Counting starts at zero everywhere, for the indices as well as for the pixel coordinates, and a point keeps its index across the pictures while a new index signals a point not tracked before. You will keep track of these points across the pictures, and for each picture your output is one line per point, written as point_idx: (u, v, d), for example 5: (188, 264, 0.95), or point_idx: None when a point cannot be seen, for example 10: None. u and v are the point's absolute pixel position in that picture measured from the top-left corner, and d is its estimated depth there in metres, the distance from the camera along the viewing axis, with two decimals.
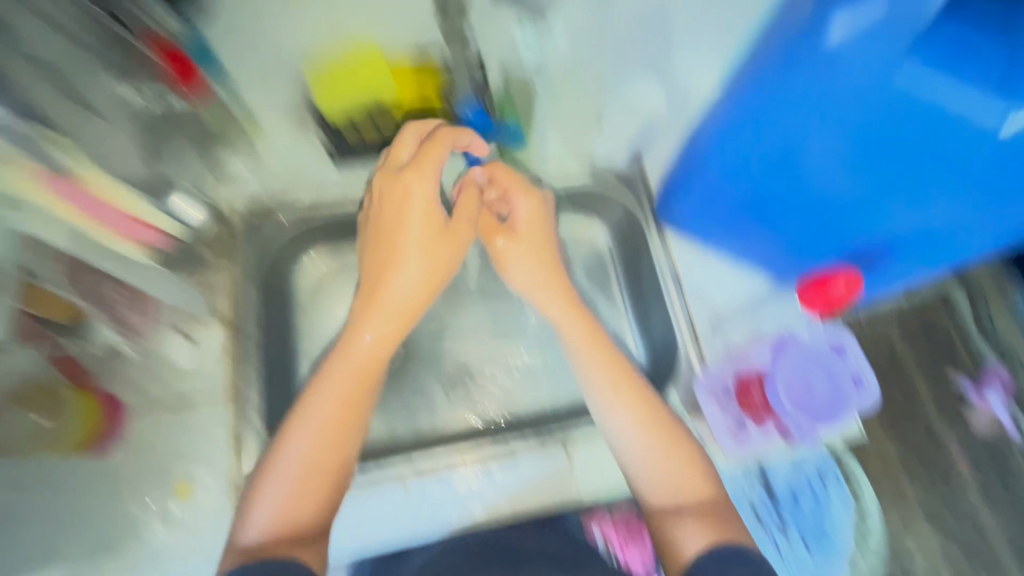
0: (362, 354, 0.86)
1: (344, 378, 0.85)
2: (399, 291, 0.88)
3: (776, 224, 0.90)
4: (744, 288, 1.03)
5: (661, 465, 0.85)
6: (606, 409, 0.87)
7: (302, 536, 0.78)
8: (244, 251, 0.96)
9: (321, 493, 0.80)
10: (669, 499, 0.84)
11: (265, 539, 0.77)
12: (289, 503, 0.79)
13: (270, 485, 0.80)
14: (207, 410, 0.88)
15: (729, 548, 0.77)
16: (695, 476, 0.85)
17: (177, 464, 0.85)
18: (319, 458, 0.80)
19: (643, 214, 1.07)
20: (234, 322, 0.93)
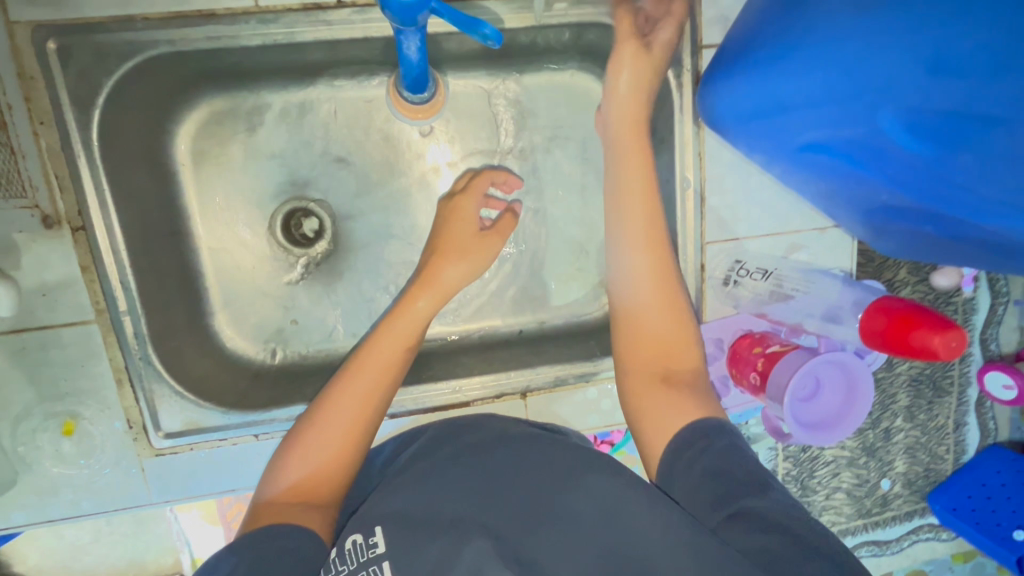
0: (411, 314, 0.72)
1: (386, 343, 0.70)
2: (451, 279, 0.75)
3: (851, 183, 0.63)
4: (787, 215, 0.80)
5: (667, 328, 0.67)
6: (641, 306, 0.68)
7: (313, 503, 0.60)
8: (48, 91, 0.63)
9: (347, 450, 0.63)
10: (653, 359, 0.66)
11: (273, 504, 0.59)
12: (310, 455, 0.62)
13: (311, 441, 0.63)
14: (69, 335, 0.69)
15: (704, 425, 0.58)
16: (677, 326, 0.67)
17: (47, 399, 0.70)
18: (347, 414, 0.65)
19: (681, 97, 0.77)
20: (79, 221, 0.67)
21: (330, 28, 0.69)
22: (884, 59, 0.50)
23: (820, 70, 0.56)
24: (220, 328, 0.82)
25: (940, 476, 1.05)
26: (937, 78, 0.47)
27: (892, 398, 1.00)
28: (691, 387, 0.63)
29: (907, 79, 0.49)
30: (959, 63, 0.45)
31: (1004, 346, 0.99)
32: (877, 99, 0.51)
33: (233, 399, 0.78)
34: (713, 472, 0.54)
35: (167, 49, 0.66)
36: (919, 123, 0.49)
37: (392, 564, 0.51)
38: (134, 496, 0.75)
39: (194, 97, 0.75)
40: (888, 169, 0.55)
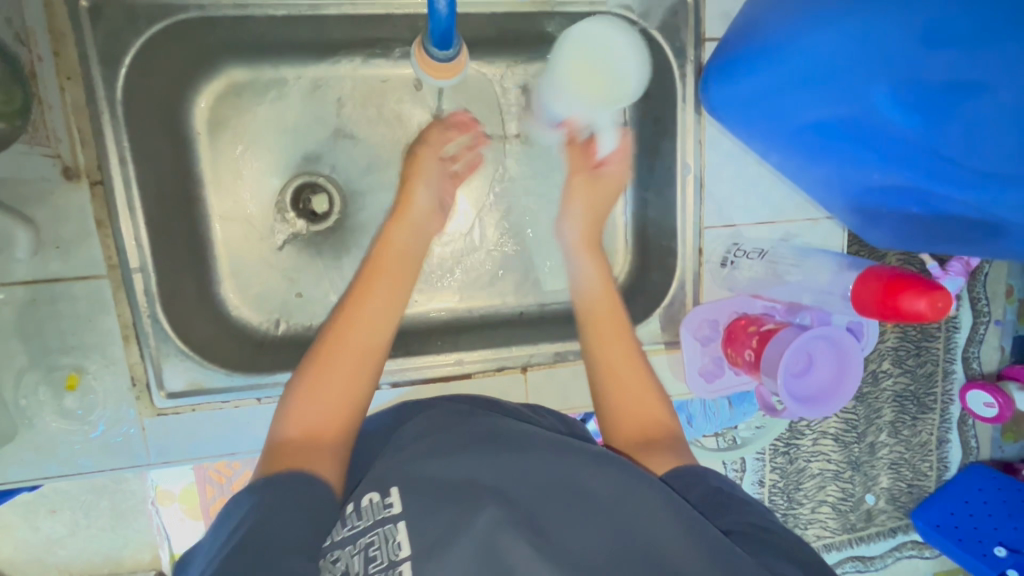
0: (401, 246, 0.75)
1: (383, 281, 0.71)
2: (421, 219, 0.78)
3: (847, 164, 0.67)
4: (781, 204, 0.84)
5: (638, 393, 0.70)
6: (613, 378, 0.71)
7: (326, 442, 0.60)
8: (79, 46, 0.66)
9: (353, 390, 0.64)
10: (634, 422, 0.67)
11: (286, 445, 0.59)
12: (319, 395, 0.62)
13: (318, 382, 0.63)
14: (80, 288, 0.70)
15: (688, 469, 0.59)
16: (647, 397, 0.69)
17: (52, 351, 0.70)
18: (352, 353, 0.65)
19: (683, 87, 0.81)
20: (98, 175, 0.69)
21: (352, 3, 0.72)
22: (887, 33, 0.55)
23: (824, 47, 0.61)
24: (226, 296, 0.83)
25: (923, 493, 1.07)
26: (933, 50, 0.53)
27: (878, 413, 1.03)
28: (670, 442, 0.65)
29: (909, 48, 0.54)
30: (956, 33, 0.51)
31: (985, 364, 1.03)
32: (878, 70, 0.56)
33: (237, 363, 0.79)
34: (711, 491, 0.56)
35: (196, 14, 0.69)
36: (913, 88, 0.54)
37: (407, 523, 0.52)
38: (133, 456, 0.75)
39: (215, 65, 0.77)
40: (888, 141, 0.58)
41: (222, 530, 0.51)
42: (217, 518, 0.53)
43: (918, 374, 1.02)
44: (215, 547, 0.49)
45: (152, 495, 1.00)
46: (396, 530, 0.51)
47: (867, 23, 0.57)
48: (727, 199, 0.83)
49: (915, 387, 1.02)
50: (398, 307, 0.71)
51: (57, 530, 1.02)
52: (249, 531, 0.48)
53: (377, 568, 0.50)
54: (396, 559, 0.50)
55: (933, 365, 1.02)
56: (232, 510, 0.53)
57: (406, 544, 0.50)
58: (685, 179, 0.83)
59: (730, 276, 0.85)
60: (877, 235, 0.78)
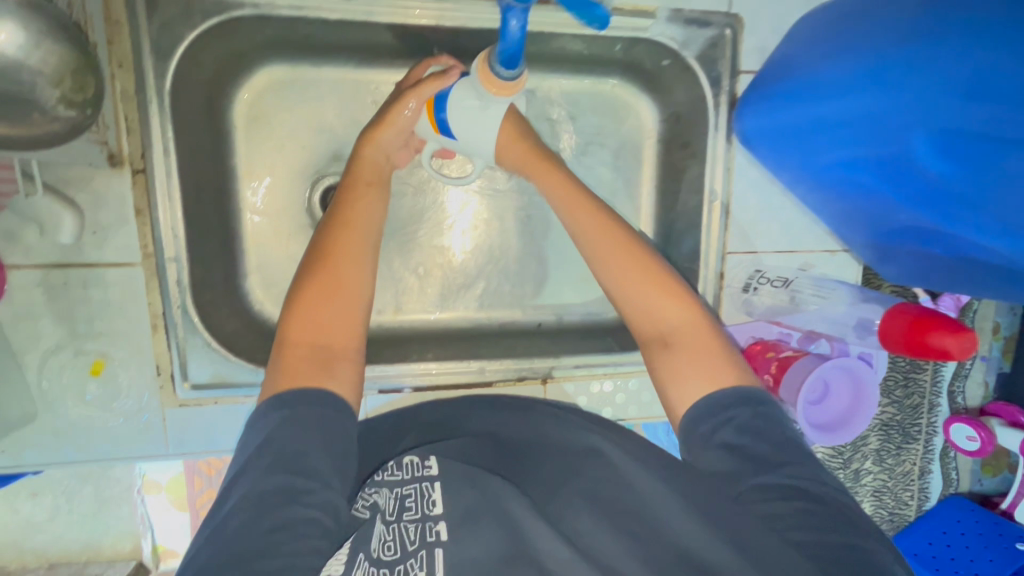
0: (376, 159, 0.72)
1: (369, 193, 0.69)
2: (395, 148, 0.73)
3: (871, 201, 0.70)
4: (802, 235, 0.86)
5: (656, 291, 0.64)
6: (627, 285, 0.65)
7: (338, 350, 0.59)
8: (133, 36, 0.67)
9: (357, 300, 0.62)
10: (657, 323, 0.64)
11: (300, 352, 0.58)
12: (322, 306, 0.60)
13: (323, 296, 0.61)
14: (113, 275, 0.70)
15: (734, 391, 0.58)
16: (667, 294, 0.64)
17: (80, 336, 0.70)
18: (351, 272, 0.63)
19: (716, 115, 0.83)
20: (141, 164, 0.69)
21: (403, 13, 0.74)
22: (932, 77, 0.57)
23: (866, 83, 0.63)
24: (250, 291, 0.81)
25: (904, 522, 1.09)
26: (972, 103, 0.54)
27: (864, 442, 1.05)
28: (702, 344, 0.61)
29: (948, 97, 0.56)
30: (1002, 87, 0.53)
31: (970, 400, 1.06)
32: (916, 115, 0.59)
33: (261, 359, 0.79)
34: (751, 431, 0.55)
35: (250, 12, 0.70)
36: (950, 134, 0.57)
37: (443, 483, 0.57)
38: (150, 446, 0.75)
39: (257, 61, 0.76)
40: (920, 183, 0.62)
41: (249, 448, 0.53)
42: (238, 444, 0.54)
43: (905, 405, 1.04)
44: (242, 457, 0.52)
45: (138, 484, 0.95)
46: (431, 489, 0.56)
47: (912, 66, 0.59)
48: (752, 228, 0.86)
49: (901, 417, 1.05)
50: (382, 220, 0.69)
51: (38, 512, 0.94)
52: (279, 454, 0.50)
53: (410, 517, 0.54)
54: (430, 513, 0.54)
55: (919, 398, 1.04)
56: (254, 428, 0.54)
57: (440, 502, 0.55)
58: (710, 205, 0.85)
59: (748, 301, 0.87)
60: (891, 273, 0.81)
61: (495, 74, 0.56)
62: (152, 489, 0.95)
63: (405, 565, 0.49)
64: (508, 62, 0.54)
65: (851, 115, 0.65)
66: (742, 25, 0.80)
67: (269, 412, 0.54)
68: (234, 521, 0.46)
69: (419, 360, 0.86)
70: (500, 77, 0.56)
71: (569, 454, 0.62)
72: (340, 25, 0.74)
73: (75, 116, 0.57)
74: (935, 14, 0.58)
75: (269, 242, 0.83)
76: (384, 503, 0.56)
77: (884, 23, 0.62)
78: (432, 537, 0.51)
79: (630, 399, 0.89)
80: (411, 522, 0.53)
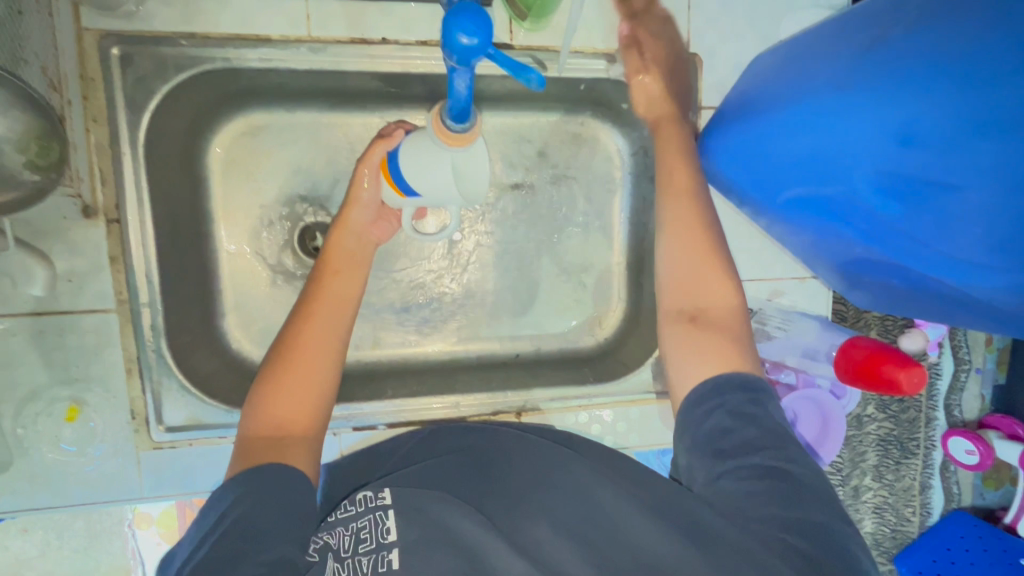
0: (347, 245, 0.75)
1: (339, 278, 0.72)
2: (368, 224, 0.76)
3: (825, 234, 0.72)
4: (771, 262, 0.87)
5: (700, 263, 0.66)
6: (678, 264, 0.67)
7: (295, 437, 0.61)
8: (106, 91, 0.69)
9: (317, 388, 0.64)
10: (690, 294, 0.65)
11: (256, 443, 0.59)
12: (283, 398, 0.62)
13: (286, 377, 0.64)
14: (88, 322, 0.72)
15: (722, 381, 0.58)
16: (712, 274, 0.65)
17: (55, 383, 0.71)
18: (319, 352, 0.66)
19: None
20: (115, 213, 0.71)
21: (370, 61, 0.76)
22: (862, 125, 0.61)
23: (806, 127, 0.66)
24: (227, 330, 0.84)
25: (906, 539, 1.08)
26: (905, 147, 0.59)
27: (863, 457, 1.05)
28: (726, 328, 0.62)
29: (880, 144, 0.60)
30: (924, 138, 0.58)
31: (965, 413, 1.06)
32: (856, 159, 0.62)
33: (237, 400, 0.80)
34: (743, 418, 0.55)
35: (222, 64, 0.72)
36: (891, 177, 0.61)
37: (396, 511, 0.58)
38: (126, 489, 0.76)
39: (236, 108, 0.80)
40: (873, 221, 0.64)
41: (207, 521, 0.53)
42: (200, 516, 0.55)
43: (902, 419, 1.05)
44: (201, 535, 0.52)
45: (129, 518, 0.96)
46: (385, 517, 0.57)
47: (842, 116, 0.62)
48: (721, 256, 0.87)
49: (898, 432, 1.05)
50: (355, 300, 0.72)
51: (25, 553, 0.94)
52: (233, 520, 0.51)
53: (366, 549, 0.55)
54: (383, 542, 0.55)
55: (917, 412, 1.05)
56: (216, 503, 0.55)
57: (393, 529, 0.56)
58: None
59: None
60: (860, 297, 0.80)
61: (448, 127, 0.56)
62: (143, 521, 0.95)
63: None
64: (461, 114, 0.55)
65: (801, 164, 0.68)
66: (700, 62, 0.83)
67: (225, 490, 0.55)
68: None
69: (394, 394, 0.86)
70: (453, 126, 0.56)
71: (529, 470, 0.64)
72: (310, 74, 0.76)
73: (40, 180, 0.58)
74: (867, 62, 0.62)
75: (250, 280, 0.85)
76: (339, 540, 0.57)
77: (823, 75, 0.66)
78: (383, 568, 0.53)
79: (606, 429, 0.90)
80: (366, 554, 0.55)
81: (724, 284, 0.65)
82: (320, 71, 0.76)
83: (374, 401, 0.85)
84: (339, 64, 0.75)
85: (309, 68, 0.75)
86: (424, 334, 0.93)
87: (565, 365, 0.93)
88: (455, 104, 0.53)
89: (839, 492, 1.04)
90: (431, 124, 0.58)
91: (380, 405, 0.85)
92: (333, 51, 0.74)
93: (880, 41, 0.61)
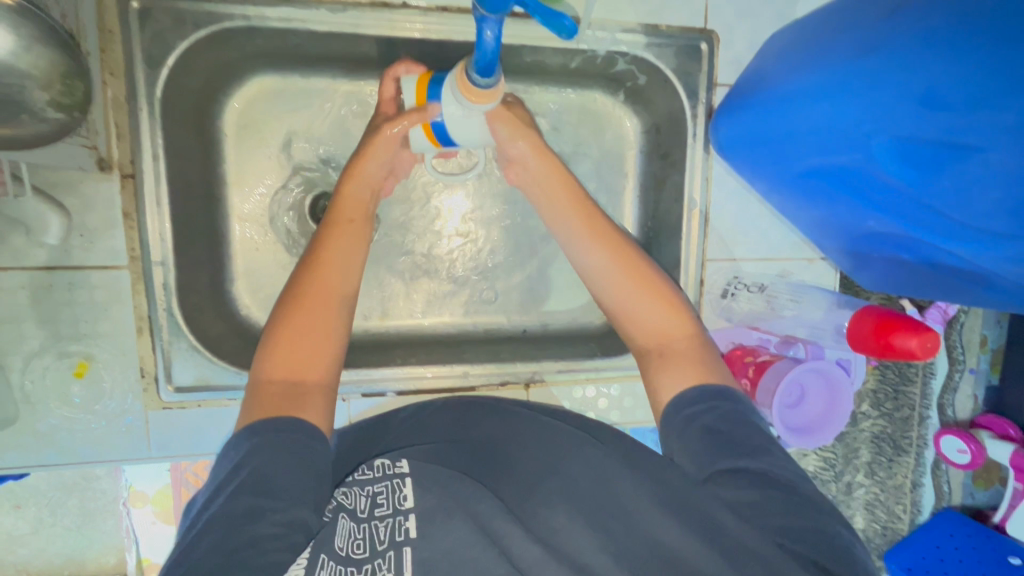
0: (359, 195, 0.73)
1: (350, 231, 0.71)
2: (380, 177, 0.76)
3: (843, 212, 0.73)
4: (780, 243, 0.89)
5: (638, 295, 0.70)
6: (624, 302, 0.71)
7: (309, 386, 0.60)
8: (124, 45, 0.68)
9: (326, 335, 0.64)
10: (647, 329, 0.69)
11: (273, 389, 0.59)
12: (293, 348, 0.62)
13: (299, 326, 0.63)
14: (100, 278, 0.71)
15: (706, 389, 0.62)
16: (649, 298, 0.70)
17: (63, 338, 0.71)
18: (326, 302, 0.65)
19: (695, 125, 0.86)
20: (130, 169, 0.71)
21: (390, 24, 0.75)
22: (889, 90, 0.61)
23: (831, 95, 0.66)
24: (237, 295, 0.83)
25: (898, 535, 1.09)
26: (926, 109, 0.58)
27: (856, 453, 1.06)
28: (686, 351, 0.66)
29: (905, 106, 0.60)
30: (947, 99, 0.57)
31: (958, 412, 1.06)
32: (876, 126, 0.62)
33: (247, 364, 0.80)
34: (729, 418, 0.58)
35: (240, 23, 0.71)
36: (910, 143, 0.60)
37: (413, 479, 0.57)
38: (133, 449, 0.75)
39: (250, 71, 0.79)
40: (899, 196, 0.65)
41: (219, 475, 0.53)
42: (212, 468, 0.55)
43: (895, 417, 1.05)
44: (214, 485, 0.52)
45: (125, 495, 0.94)
46: (403, 485, 0.57)
47: (871, 79, 0.62)
48: (733, 235, 0.88)
49: (892, 430, 1.06)
50: (360, 258, 0.71)
51: (21, 522, 0.93)
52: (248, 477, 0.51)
53: (383, 513, 0.54)
54: (400, 508, 0.54)
55: (910, 410, 1.05)
56: (230, 453, 0.55)
57: (410, 496, 0.55)
58: (691, 213, 0.87)
59: (724, 306, 0.89)
60: (869, 275, 0.81)
61: (478, 81, 0.59)
62: (138, 500, 0.94)
63: (372, 565, 0.50)
64: (496, 69, 0.58)
65: (821, 134, 0.68)
66: (717, 40, 0.83)
67: (236, 444, 0.54)
68: (199, 537, 0.47)
69: (405, 361, 0.88)
70: (479, 79, 0.58)
71: (550, 450, 0.62)
72: (327, 36, 0.76)
73: (63, 118, 0.58)
74: (885, 29, 0.62)
75: (258, 247, 0.85)
76: (355, 501, 0.57)
77: (841, 45, 0.66)
78: (400, 537, 0.52)
79: (613, 404, 0.90)
80: (382, 519, 0.54)
81: (666, 305, 0.69)
82: (338, 33, 0.75)
83: (386, 370, 0.86)
84: (357, 27, 0.75)
85: (328, 30, 0.75)
86: (432, 306, 0.93)
87: (572, 340, 0.94)
88: (484, 60, 0.56)
89: (832, 486, 1.06)
90: (460, 72, 0.60)
91: (395, 374, 0.86)
92: (352, 13, 0.74)
93: (905, 6, 0.61)
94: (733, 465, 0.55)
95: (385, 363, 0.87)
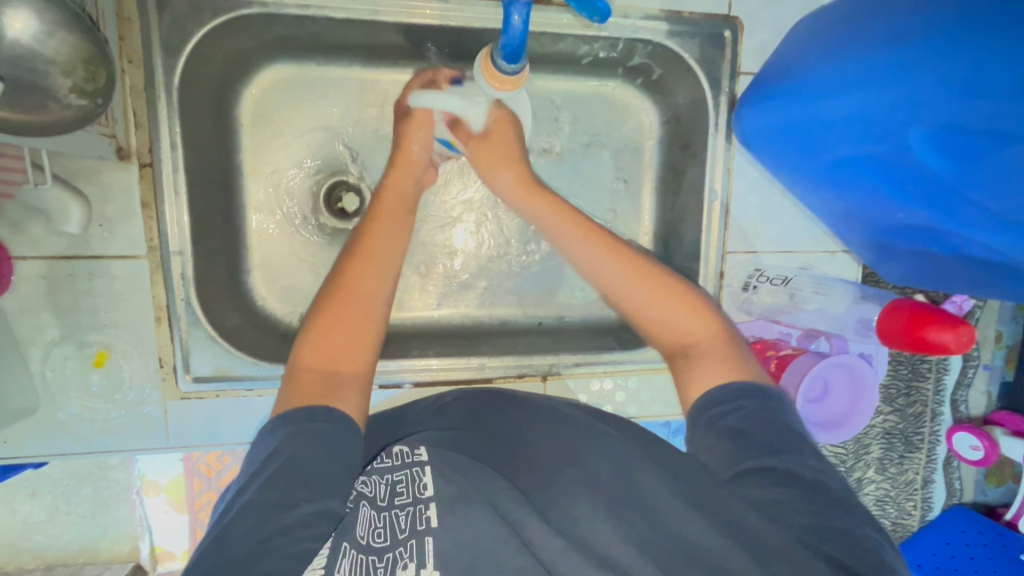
0: (403, 186, 0.76)
1: (393, 219, 0.73)
2: (422, 169, 0.78)
3: (870, 200, 0.72)
4: (801, 235, 0.87)
5: (671, 288, 0.70)
6: (648, 299, 0.70)
7: (345, 375, 0.61)
8: (142, 33, 0.68)
9: (367, 327, 0.64)
10: (671, 331, 0.69)
11: (310, 376, 0.59)
12: (334, 335, 0.62)
13: (339, 313, 0.64)
14: (118, 268, 0.71)
15: (734, 389, 0.61)
16: (670, 294, 0.70)
17: (83, 328, 0.71)
18: (369, 289, 0.66)
19: (716, 114, 0.84)
20: (148, 157, 0.70)
21: (408, 10, 0.73)
22: (918, 81, 0.59)
23: (860, 86, 0.64)
24: (253, 286, 0.83)
25: (907, 532, 1.07)
26: (966, 97, 0.56)
27: (867, 450, 1.03)
28: (721, 353, 0.65)
29: (943, 94, 0.57)
30: (992, 82, 0.54)
31: (972, 409, 1.05)
32: (909, 113, 0.61)
33: (262, 354, 0.79)
34: (758, 419, 0.57)
35: (259, 10, 0.70)
36: (944, 127, 0.59)
37: (433, 467, 0.56)
38: (152, 439, 0.75)
39: (266, 60, 0.78)
40: (931, 183, 0.62)
41: (255, 461, 0.53)
42: (247, 453, 0.55)
43: (907, 413, 1.02)
44: (249, 470, 0.53)
45: (139, 484, 0.95)
46: (423, 473, 0.56)
47: (899, 71, 0.61)
48: (754, 228, 0.87)
49: (903, 426, 1.03)
50: (400, 249, 0.71)
51: (38, 512, 0.94)
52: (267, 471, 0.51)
53: (402, 502, 0.53)
54: (421, 497, 0.53)
55: (922, 407, 1.02)
56: (266, 439, 0.55)
57: (430, 485, 0.54)
58: (710, 205, 0.85)
59: (741, 298, 0.88)
60: (896, 270, 0.80)
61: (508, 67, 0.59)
62: (151, 489, 0.94)
63: (395, 553, 0.48)
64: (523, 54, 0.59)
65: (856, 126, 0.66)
66: (741, 27, 0.81)
67: (272, 426, 0.55)
68: (222, 531, 0.47)
69: (420, 352, 0.87)
70: (508, 62, 0.59)
71: (566, 439, 0.62)
72: (345, 24, 0.75)
73: (86, 105, 0.58)
74: (926, 13, 0.59)
75: (273, 240, 0.84)
76: (374, 489, 0.56)
77: (876, 30, 0.64)
78: (422, 526, 0.50)
79: (630, 397, 0.89)
80: (402, 508, 0.52)
81: (693, 300, 0.69)
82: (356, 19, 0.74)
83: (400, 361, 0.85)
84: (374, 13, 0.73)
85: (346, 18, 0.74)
86: (446, 297, 0.92)
87: (584, 333, 0.93)
88: (512, 48, 0.57)
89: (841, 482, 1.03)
90: (485, 60, 0.62)
91: (409, 363, 0.85)
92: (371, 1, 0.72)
93: None
94: (762, 465, 0.54)
95: (400, 354, 0.86)
